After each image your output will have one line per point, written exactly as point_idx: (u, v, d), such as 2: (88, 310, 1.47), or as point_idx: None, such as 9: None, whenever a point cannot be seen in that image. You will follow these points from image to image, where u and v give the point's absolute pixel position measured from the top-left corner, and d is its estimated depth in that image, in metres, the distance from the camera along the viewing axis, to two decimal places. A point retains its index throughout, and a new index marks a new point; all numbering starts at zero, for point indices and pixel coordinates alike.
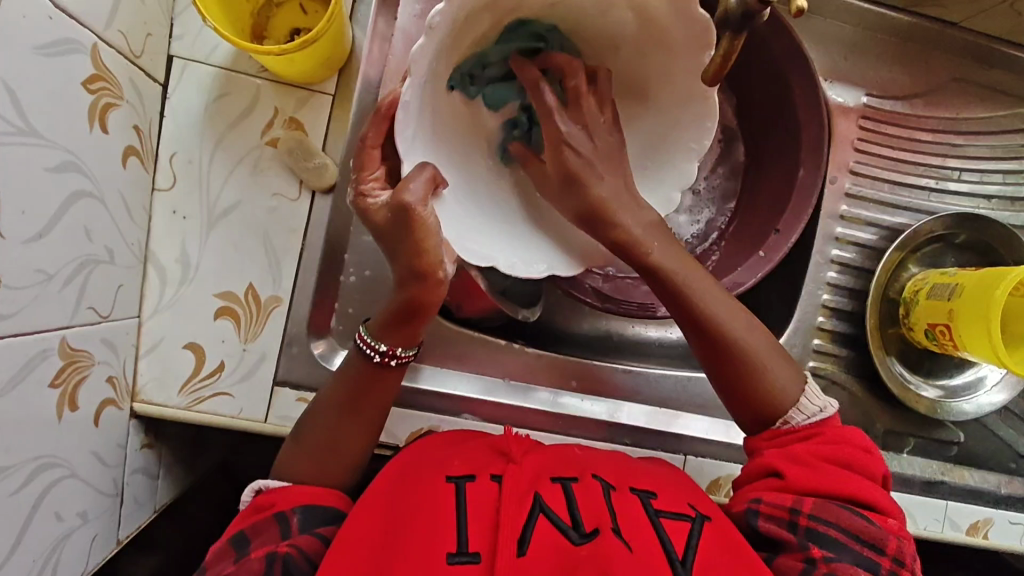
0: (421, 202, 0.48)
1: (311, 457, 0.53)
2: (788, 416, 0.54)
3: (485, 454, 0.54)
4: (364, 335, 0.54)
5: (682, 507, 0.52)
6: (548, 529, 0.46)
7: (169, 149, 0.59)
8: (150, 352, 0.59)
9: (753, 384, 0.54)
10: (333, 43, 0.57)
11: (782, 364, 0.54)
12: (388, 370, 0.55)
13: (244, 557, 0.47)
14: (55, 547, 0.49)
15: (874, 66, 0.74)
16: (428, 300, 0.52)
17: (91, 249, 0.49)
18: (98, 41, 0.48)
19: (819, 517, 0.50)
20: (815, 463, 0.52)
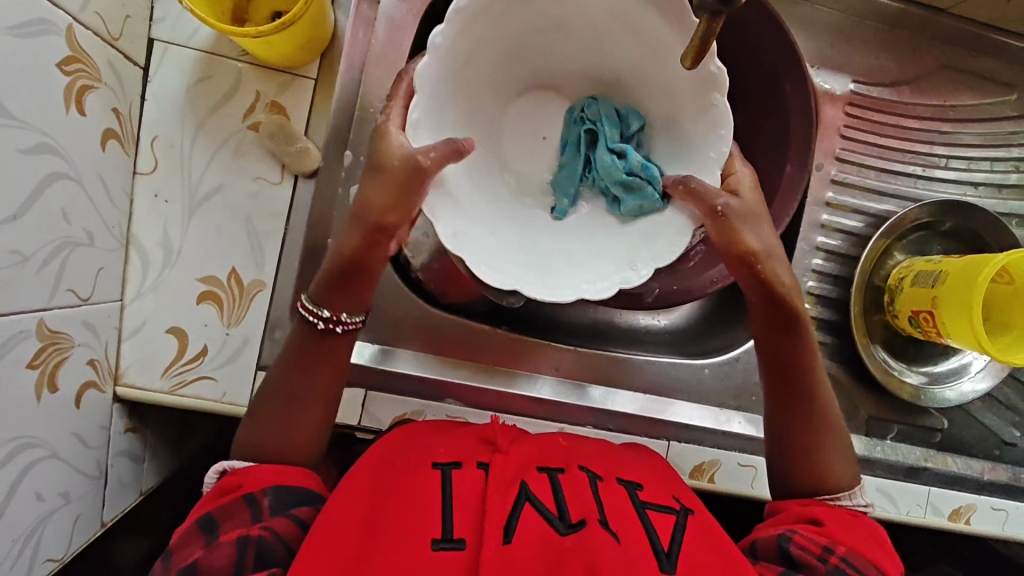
0: (432, 163, 0.50)
1: (266, 425, 0.53)
2: (837, 495, 0.55)
3: (470, 444, 0.53)
4: (307, 303, 0.55)
5: (667, 499, 0.53)
6: (532, 518, 0.46)
7: (151, 132, 0.59)
8: (133, 336, 0.59)
9: (813, 444, 0.57)
10: (312, 25, 0.57)
11: (844, 452, 0.58)
12: (332, 338, 0.55)
13: (215, 541, 0.46)
14: (34, 530, 0.49)
15: (862, 53, 0.74)
16: (367, 262, 0.54)
17: (69, 232, 0.49)
18: (73, 23, 0.48)
19: (851, 563, 0.48)
20: (856, 526, 0.52)
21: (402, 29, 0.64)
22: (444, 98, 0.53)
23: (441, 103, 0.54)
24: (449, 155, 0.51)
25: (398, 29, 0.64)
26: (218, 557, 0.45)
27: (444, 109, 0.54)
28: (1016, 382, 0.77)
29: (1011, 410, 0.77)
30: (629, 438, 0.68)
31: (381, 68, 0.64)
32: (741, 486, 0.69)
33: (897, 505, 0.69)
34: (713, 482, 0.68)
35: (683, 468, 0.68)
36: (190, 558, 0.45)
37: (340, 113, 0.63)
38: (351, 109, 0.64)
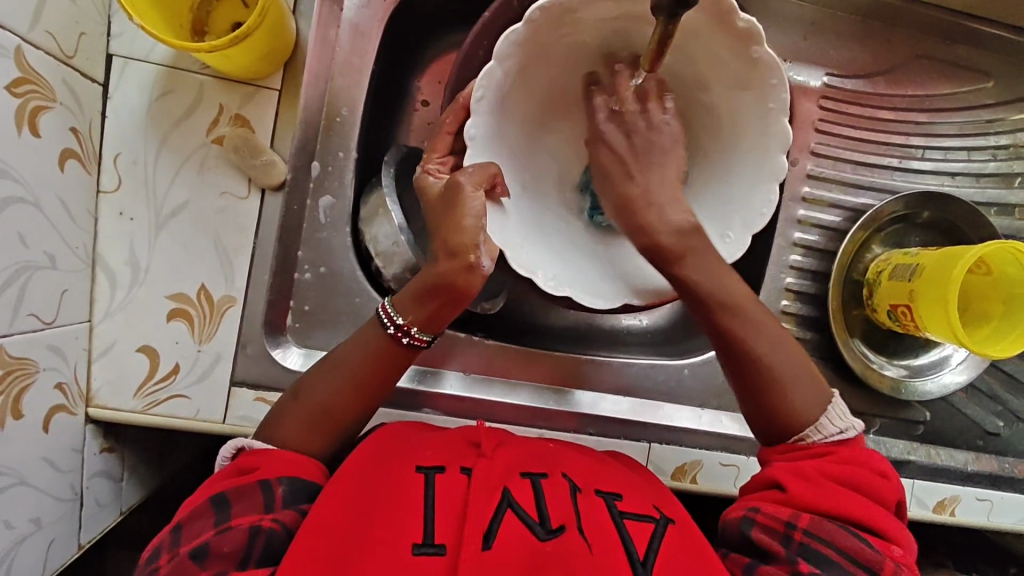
0: (472, 185, 0.51)
1: (304, 427, 0.53)
2: (805, 434, 0.52)
3: (454, 446, 0.53)
4: (388, 308, 0.54)
5: (647, 509, 0.52)
6: (514, 523, 0.46)
7: (113, 150, 0.58)
8: (103, 356, 0.58)
9: (773, 399, 0.52)
10: (270, 36, 0.56)
11: (807, 384, 0.53)
12: (400, 347, 0.54)
13: (224, 525, 0.46)
14: (7, 553, 0.49)
15: (834, 45, 0.73)
16: (459, 283, 0.51)
17: (28, 255, 0.49)
18: (22, 43, 0.47)
19: (815, 534, 0.48)
20: (822, 480, 0.50)
21: (366, 36, 0.63)
22: (497, 124, 0.55)
23: (490, 131, 0.55)
24: (485, 184, 0.52)
25: (362, 36, 0.63)
26: (227, 541, 0.45)
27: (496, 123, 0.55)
28: (998, 372, 0.77)
29: (993, 400, 0.77)
30: (611, 442, 0.68)
31: (347, 77, 0.63)
32: (724, 485, 0.68)
33: None
34: (696, 482, 0.68)
35: (666, 470, 0.68)
36: (199, 542, 0.46)
37: (306, 124, 0.63)
38: (318, 119, 0.63)
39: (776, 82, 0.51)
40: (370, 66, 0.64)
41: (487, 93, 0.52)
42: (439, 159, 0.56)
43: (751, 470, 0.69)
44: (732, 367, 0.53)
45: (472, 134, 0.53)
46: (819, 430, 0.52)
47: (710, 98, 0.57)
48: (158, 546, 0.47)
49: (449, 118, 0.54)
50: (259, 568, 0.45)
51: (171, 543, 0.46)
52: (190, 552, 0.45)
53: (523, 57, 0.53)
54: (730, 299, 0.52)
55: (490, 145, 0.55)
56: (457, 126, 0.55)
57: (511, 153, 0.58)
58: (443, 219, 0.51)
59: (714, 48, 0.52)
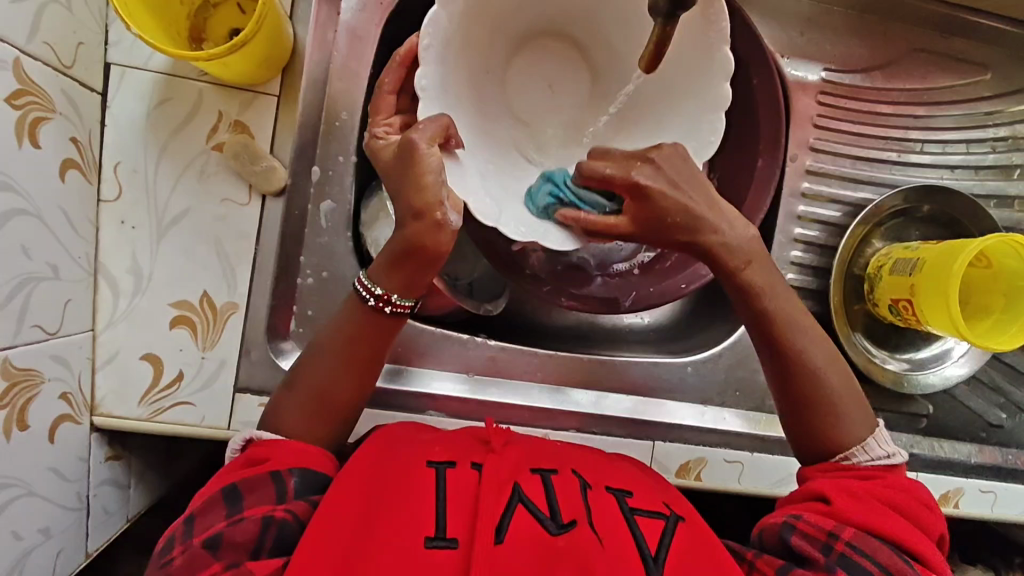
0: (428, 142, 0.49)
1: (299, 408, 0.54)
2: (851, 454, 0.54)
3: (466, 443, 0.53)
4: (363, 279, 0.53)
5: (657, 505, 0.52)
6: (526, 518, 0.46)
7: (112, 158, 0.58)
8: (107, 365, 0.58)
9: (815, 415, 0.54)
10: (267, 42, 0.56)
11: (854, 407, 0.55)
12: (384, 317, 0.54)
13: (237, 515, 0.46)
14: (17, 562, 0.49)
15: (832, 41, 0.73)
16: (426, 241, 0.49)
17: (30, 267, 0.49)
18: (21, 55, 0.47)
19: (858, 547, 0.47)
20: (868, 498, 0.50)
21: (363, 40, 0.63)
22: (447, 74, 0.56)
23: (443, 81, 0.55)
24: (439, 139, 0.50)
25: (360, 39, 0.63)
26: (240, 532, 0.45)
27: (448, 72, 0.56)
28: (1000, 365, 0.77)
29: (996, 392, 0.77)
30: (615, 442, 0.68)
31: (345, 81, 0.63)
32: (729, 482, 0.69)
33: None
34: (701, 479, 0.68)
35: (671, 468, 0.68)
36: (211, 532, 0.46)
37: (305, 129, 0.63)
38: (316, 124, 0.63)
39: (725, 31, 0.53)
40: (368, 69, 0.64)
41: (431, 39, 0.53)
42: (385, 121, 0.55)
43: (755, 466, 0.69)
44: (778, 386, 0.56)
45: (423, 84, 0.53)
46: (864, 451, 0.53)
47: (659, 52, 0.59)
48: (172, 537, 0.47)
49: (387, 77, 0.55)
50: (272, 559, 0.45)
51: (184, 535, 0.46)
52: (204, 543, 0.45)
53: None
54: (804, 338, 0.55)
55: (443, 96, 0.55)
56: (398, 85, 0.56)
57: (463, 108, 0.58)
58: (406, 179, 0.49)
59: (684, 20, 0.54)
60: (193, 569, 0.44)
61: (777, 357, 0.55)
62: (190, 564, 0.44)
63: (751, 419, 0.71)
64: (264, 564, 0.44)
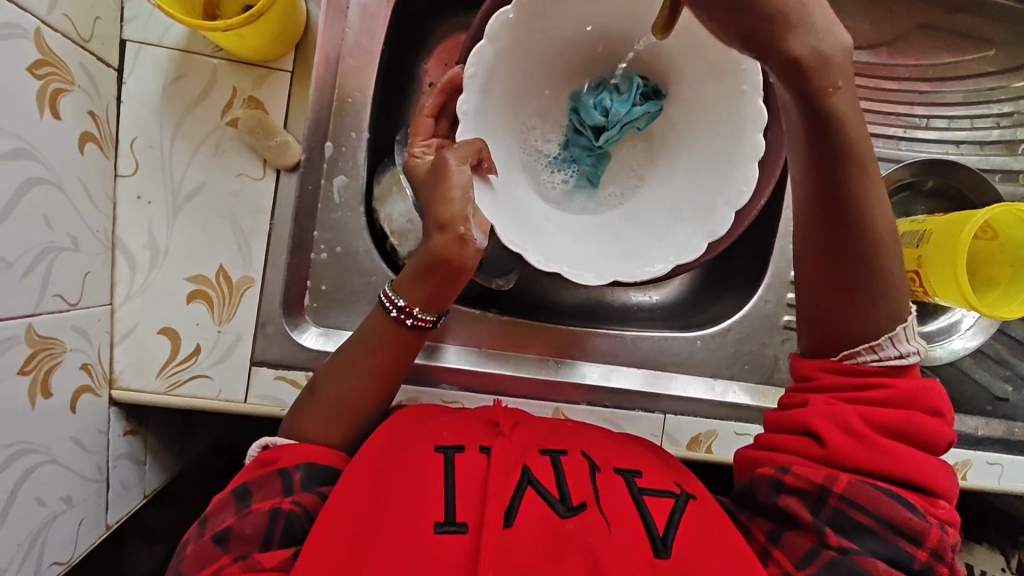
0: (458, 162, 0.53)
1: (324, 418, 0.54)
2: (877, 346, 0.50)
3: (474, 426, 0.54)
4: (387, 292, 0.55)
5: (667, 484, 0.53)
6: (535, 500, 0.47)
7: (129, 133, 0.58)
8: (125, 339, 0.59)
9: (855, 310, 0.50)
10: (282, 16, 0.57)
11: (896, 313, 0.50)
12: (406, 331, 0.55)
13: (245, 510, 0.48)
14: (40, 530, 0.50)
15: (838, 17, 0.74)
16: (453, 255, 0.52)
17: (52, 237, 0.49)
18: (42, 25, 0.47)
19: (851, 499, 0.47)
20: (864, 434, 0.48)
21: (375, 16, 0.64)
22: (495, 96, 0.59)
23: (482, 114, 0.58)
24: (472, 159, 0.54)
25: (371, 16, 0.64)
26: (249, 525, 0.46)
27: (488, 110, 0.58)
28: (1006, 339, 0.77)
29: (1001, 366, 0.77)
30: (626, 415, 0.69)
31: (357, 57, 0.64)
32: None
33: None
34: (711, 452, 0.69)
35: (682, 441, 0.69)
36: (222, 526, 0.47)
37: (318, 106, 0.63)
38: (330, 100, 0.64)
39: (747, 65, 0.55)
40: (380, 46, 0.64)
41: (476, 70, 0.55)
42: (423, 142, 0.59)
43: None
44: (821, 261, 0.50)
45: (464, 109, 0.55)
46: (876, 351, 0.50)
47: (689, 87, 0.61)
48: (189, 537, 0.49)
49: (428, 101, 0.59)
50: (280, 551, 0.46)
51: (197, 533, 0.48)
52: (213, 537, 0.47)
53: (514, 39, 0.57)
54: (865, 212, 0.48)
55: (481, 123, 0.58)
56: (437, 109, 0.59)
57: (499, 135, 0.61)
58: (437, 198, 0.52)
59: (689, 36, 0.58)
60: (205, 563, 0.46)
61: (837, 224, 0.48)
62: (201, 559, 0.46)
63: (759, 392, 0.72)
64: (271, 555, 0.45)
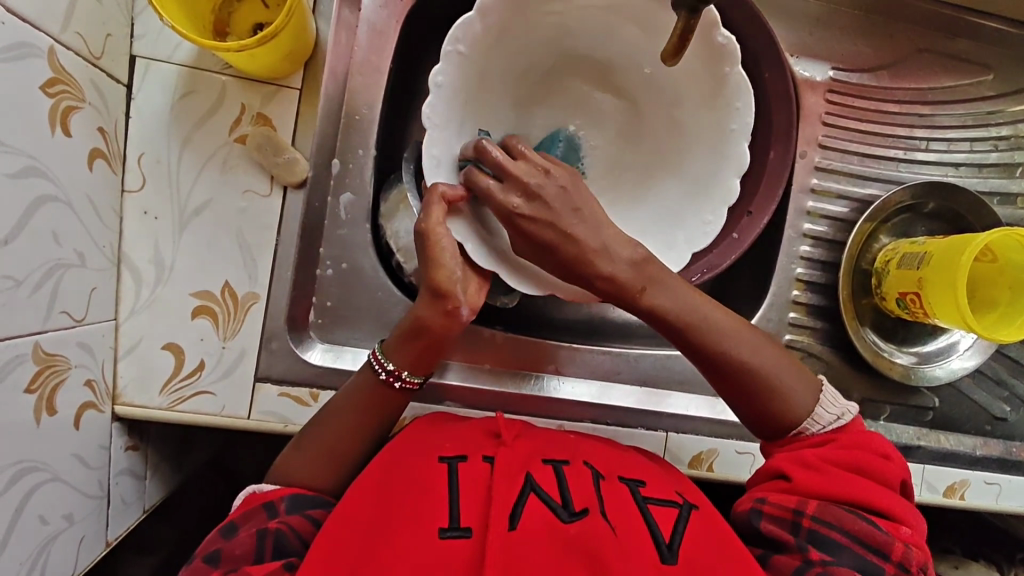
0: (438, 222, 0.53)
1: (314, 460, 0.54)
2: (805, 426, 0.56)
3: (475, 438, 0.54)
4: (376, 354, 0.56)
5: (670, 494, 0.53)
6: (538, 505, 0.46)
7: (137, 149, 0.59)
8: (129, 354, 0.59)
9: (754, 391, 0.56)
10: (293, 34, 0.57)
11: (792, 376, 0.56)
12: (392, 391, 0.56)
13: (234, 537, 0.48)
14: (41, 549, 0.50)
15: (840, 40, 0.75)
16: (433, 323, 0.54)
17: (60, 253, 0.49)
18: (55, 44, 0.47)
19: (823, 520, 0.50)
20: (824, 467, 0.53)
21: (383, 35, 0.65)
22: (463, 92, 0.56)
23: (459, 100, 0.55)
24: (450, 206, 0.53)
25: (380, 34, 0.65)
26: (239, 545, 0.47)
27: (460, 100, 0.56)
28: (1004, 358, 0.78)
29: (1000, 386, 0.78)
30: (629, 433, 0.69)
31: (366, 75, 0.64)
32: (740, 473, 0.70)
33: None
34: (713, 470, 0.69)
35: (684, 459, 0.69)
36: (211, 550, 0.47)
37: (326, 123, 0.64)
38: (337, 118, 0.64)
39: (741, 105, 0.58)
40: (388, 64, 0.65)
41: (446, 78, 0.53)
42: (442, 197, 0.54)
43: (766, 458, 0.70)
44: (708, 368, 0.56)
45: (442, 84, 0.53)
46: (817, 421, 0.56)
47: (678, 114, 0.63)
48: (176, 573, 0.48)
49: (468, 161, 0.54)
50: (271, 562, 0.46)
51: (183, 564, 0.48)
52: (204, 558, 0.47)
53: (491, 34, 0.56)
54: (723, 338, 0.55)
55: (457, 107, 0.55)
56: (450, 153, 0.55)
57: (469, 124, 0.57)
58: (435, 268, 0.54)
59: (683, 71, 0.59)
60: None
61: (710, 361, 0.55)
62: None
63: None
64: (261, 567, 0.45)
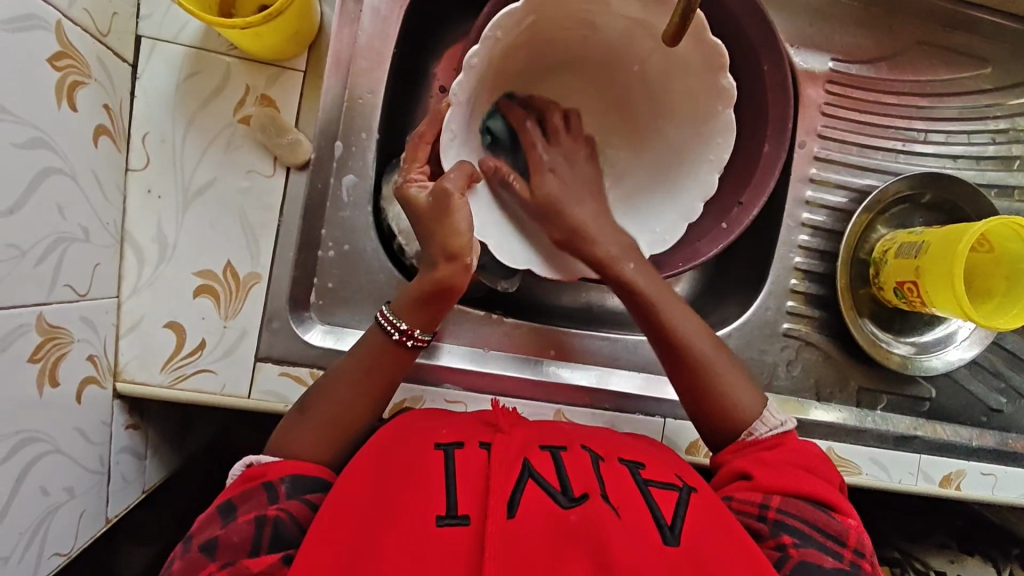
0: (458, 190, 0.55)
1: (316, 432, 0.55)
2: (754, 429, 0.57)
3: (470, 427, 0.54)
4: (387, 314, 0.57)
5: (670, 478, 0.53)
6: (536, 492, 0.46)
7: (142, 129, 0.59)
8: (132, 331, 0.59)
9: (704, 384, 0.58)
10: (298, 15, 0.57)
11: (743, 384, 0.59)
12: (403, 350, 0.57)
13: (232, 522, 0.48)
14: (42, 520, 0.50)
15: (840, 31, 0.75)
16: (457, 282, 0.56)
17: (64, 227, 0.49)
18: (63, 18, 0.48)
19: (787, 511, 0.51)
20: (779, 466, 0.54)
21: (387, 20, 0.65)
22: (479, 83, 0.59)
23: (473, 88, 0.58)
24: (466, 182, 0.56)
25: (384, 19, 0.65)
26: (236, 533, 0.47)
27: (472, 95, 0.59)
28: (1000, 350, 0.79)
29: (996, 377, 0.78)
30: (627, 418, 0.69)
31: (369, 59, 0.65)
32: None
33: (890, 474, 0.71)
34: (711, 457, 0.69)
35: (681, 445, 0.69)
36: (208, 537, 0.47)
37: (329, 106, 0.64)
38: (340, 100, 0.65)
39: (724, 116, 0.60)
40: (392, 48, 0.66)
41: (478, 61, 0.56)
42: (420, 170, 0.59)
43: None
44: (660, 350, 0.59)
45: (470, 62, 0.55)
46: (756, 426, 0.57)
47: (666, 108, 0.66)
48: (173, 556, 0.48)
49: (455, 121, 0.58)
50: (270, 555, 0.46)
51: (182, 548, 0.48)
52: (202, 546, 0.47)
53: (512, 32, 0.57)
54: (674, 322, 0.58)
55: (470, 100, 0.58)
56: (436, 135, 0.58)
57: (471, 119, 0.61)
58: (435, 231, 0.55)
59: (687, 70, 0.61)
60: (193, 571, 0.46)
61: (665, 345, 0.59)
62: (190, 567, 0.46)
63: None
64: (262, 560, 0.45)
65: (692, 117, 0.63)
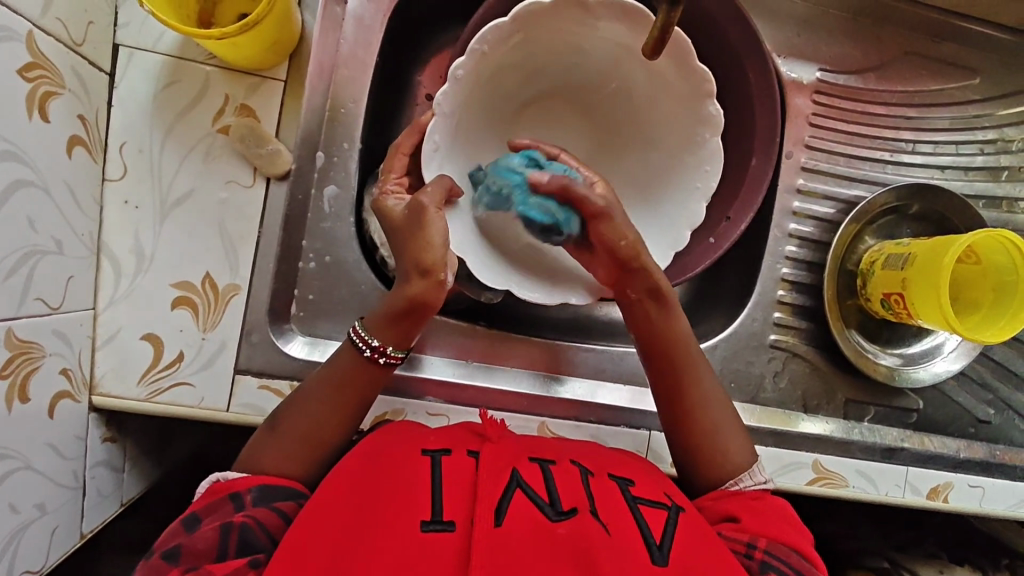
0: (434, 205, 0.54)
1: (288, 449, 0.54)
2: (738, 479, 0.57)
3: (460, 436, 0.54)
4: (359, 330, 0.56)
5: (659, 496, 0.53)
6: (524, 501, 0.45)
7: (119, 138, 0.58)
8: (108, 343, 0.58)
9: (699, 422, 0.58)
10: (277, 25, 0.57)
11: (735, 431, 0.59)
12: (377, 367, 0.56)
13: (196, 531, 0.47)
14: (11, 538, 0.49)
15: (827, 42, 0.75)
16: (429, 299, 0.54)
17: (35, 239, 0.49)
18: (34, 28, 0.47)
19: (773, 553, 0.50)
20: (765, 512, 0.54)
21: (370, 30, 0.65)
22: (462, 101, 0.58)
23: (457, 103, 0.58)
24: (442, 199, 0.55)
25: (366, 28, 0.65)
26: (201, 540, 0.46)
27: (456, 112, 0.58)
28: (988, 361, 0.78)
29: (984, 388, 0.78)
30: (612, 430, 0.68)
31: (352, 69, 0.65)
32: None
33: (876, 486, 0.70)
34: None
35: (666, 458, 0.68)
36: (170, 545, 0.46)
37: (310, 116, 0.64)
38: (322, 111, 0.64)
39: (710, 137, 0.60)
40: (375, 58, 0.65)
41: (464, 74, 0.56)
42: (397, 181, 0.58)
43: None
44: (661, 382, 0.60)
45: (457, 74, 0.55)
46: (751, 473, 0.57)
47: (651, 130, 0.65)
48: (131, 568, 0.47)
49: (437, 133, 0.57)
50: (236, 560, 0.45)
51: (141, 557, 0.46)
52: (163, 554, 0.46)
53: (497, 50, 0.57)
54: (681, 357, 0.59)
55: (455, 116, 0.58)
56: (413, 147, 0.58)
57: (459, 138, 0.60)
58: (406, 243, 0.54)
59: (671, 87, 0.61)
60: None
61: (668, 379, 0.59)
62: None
63: (745, 411, 0.71)
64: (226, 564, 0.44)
65: (680, 139, 0.62)
